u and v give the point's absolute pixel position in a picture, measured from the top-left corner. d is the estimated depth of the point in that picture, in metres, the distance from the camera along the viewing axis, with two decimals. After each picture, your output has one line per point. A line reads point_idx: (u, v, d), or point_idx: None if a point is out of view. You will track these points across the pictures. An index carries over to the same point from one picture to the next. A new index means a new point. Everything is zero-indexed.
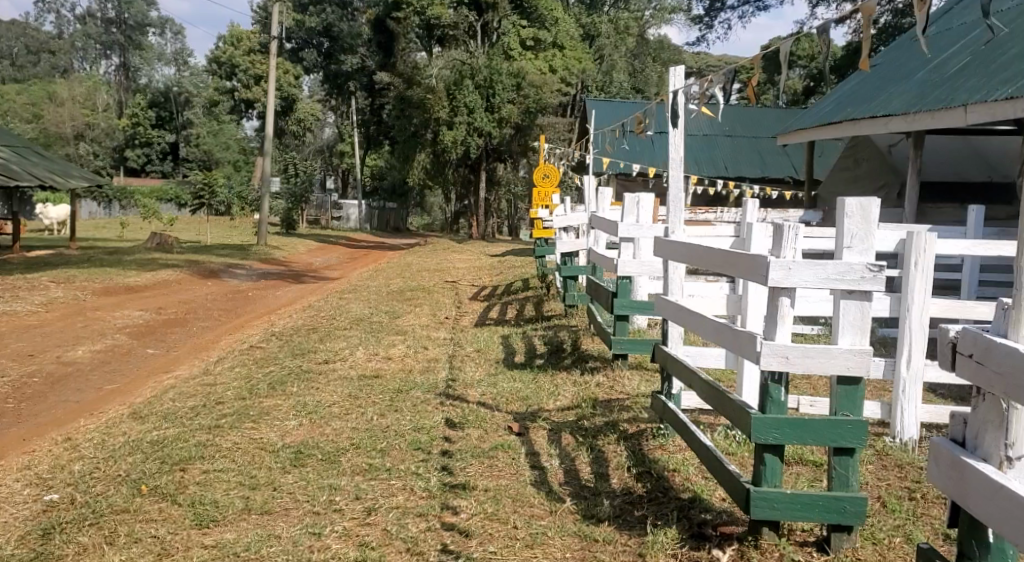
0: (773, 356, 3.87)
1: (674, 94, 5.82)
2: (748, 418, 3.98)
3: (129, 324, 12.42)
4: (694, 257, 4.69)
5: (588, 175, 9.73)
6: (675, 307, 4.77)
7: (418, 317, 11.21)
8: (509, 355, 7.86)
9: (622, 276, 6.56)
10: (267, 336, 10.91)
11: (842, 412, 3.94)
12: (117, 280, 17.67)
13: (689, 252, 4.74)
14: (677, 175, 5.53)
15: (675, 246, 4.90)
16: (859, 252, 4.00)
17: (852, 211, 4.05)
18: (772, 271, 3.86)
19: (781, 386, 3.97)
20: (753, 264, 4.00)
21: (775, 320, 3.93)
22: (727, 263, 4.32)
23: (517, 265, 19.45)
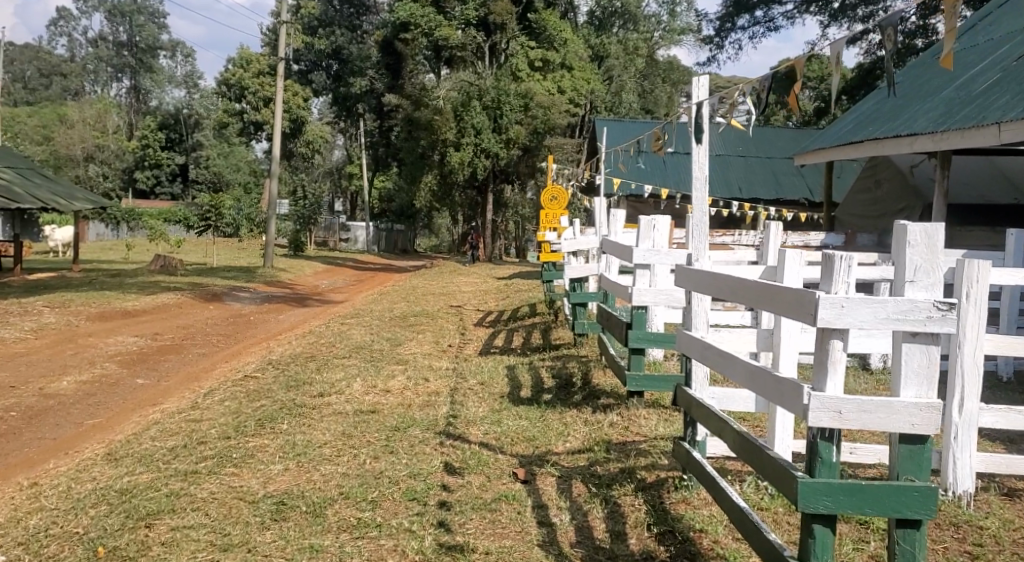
0: (823, 411, 3.42)
1: (697, 104, 5.38)
2: (793, 482, 3.50)
3: (122, 352, 11.97)
4: (722, 289, 4.23)
5: (599, 196, 9.22)
6: (702, 346, 4.29)
7: (421, 345, 10.71)
8: (516, 389, 7.34)
9: (637, 306, 6.07)
10: (263, 364, 10.43)
11: (906, 476, 3.47)
12: (116, 303, 17.28)
13: (717, 284, 4.28)
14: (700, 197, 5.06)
15: (700, 278, 4.43)
16: (924, 287, 3.55)
17: (916, 239, 3.59)
18: (822, 309, 3.41)
19: (833, 444, 3.49)
20: (797, 299, 3.55)
21: (826, 368, 3.47)
22: (762, 298, 3.86)
23: (524, 289, 18.97)
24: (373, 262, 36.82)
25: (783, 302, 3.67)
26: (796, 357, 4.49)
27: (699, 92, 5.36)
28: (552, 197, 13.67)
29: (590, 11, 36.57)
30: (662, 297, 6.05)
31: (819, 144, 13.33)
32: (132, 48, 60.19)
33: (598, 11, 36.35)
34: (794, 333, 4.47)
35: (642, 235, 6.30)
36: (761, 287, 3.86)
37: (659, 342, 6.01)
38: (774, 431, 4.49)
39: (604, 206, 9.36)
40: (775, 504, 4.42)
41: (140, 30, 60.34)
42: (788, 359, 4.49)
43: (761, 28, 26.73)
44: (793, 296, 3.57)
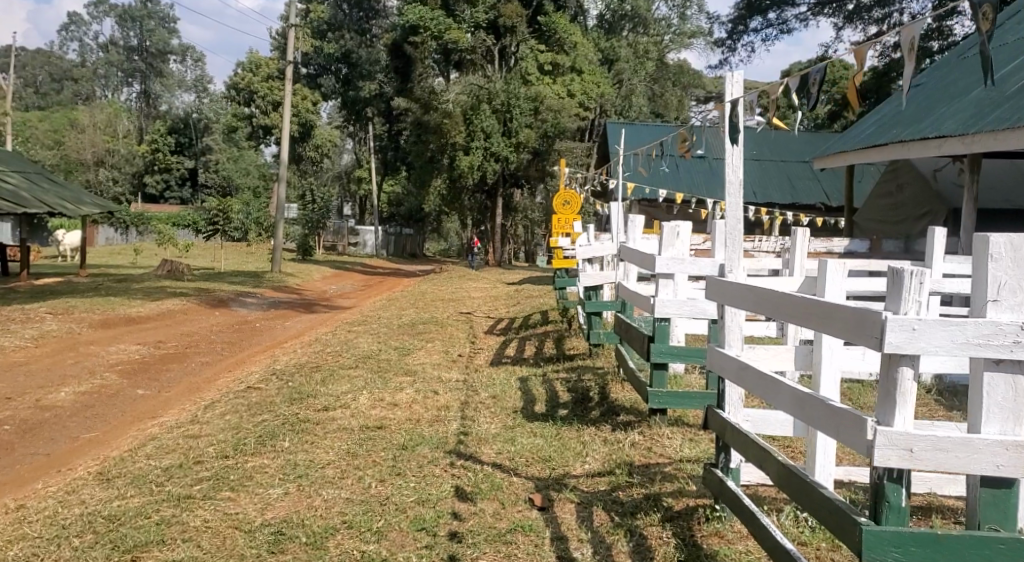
0: (895, 447, 3.20)
1: (730, 101, 4.99)
2: (856, 528, 3.27)
3: (123, 361, 11.64)
4: (766, 304, 3.99)
5: (616, 201, 8.85)
6: (746, 370, 4.01)
7: (429, 354, 10.34)
8: (530, 404, 6.96)
9: (659, 318, 5.71)
10: (266, 375, 10.08)
11: (989, 525, 3.29)
12: (120, 310, 16.96)
13: (760, 299, 4.04)
14: (734, 201, 4.69)
15: (740, 290, 4.18)
16: (1009, 309, 3.20)
17: (1000, 250, 3.16)
18: (892, 332, 3.21)
19: (902, 487, 3.27)
20: (859, 320, 3.36)
21: (896, 400, 3.25)
22: (816, 316, 3.66)
23: (534, 295, 18.60)
24: (382, 267, 36.53)
25: (844, 321, 3.46)
26: (839, 377, 4.16)
27: (733, 88, 4.96)
28: (564, 202, 13.36)
29: (599, 15, 36.40)
30: (689, 308, 5.68)
31: (839, 147, 12.98)
32: (141, 53, 59.78)
33: (607, 15, 36.23)
34: (839, 351, 4.12)
35: (664, 243, 5.91)
36: (815, 304, 3.65)
37: (685, 356, 5.65)
38: (815, 457, 4.18)
39: (622, 212, 8.98)
40: (817, 538, 4.10)
41: (150, 36, 60.04)
42: (831, 379, 4.15)
43: (773, 31, 26.34)
44: (856, 316, 3.38)
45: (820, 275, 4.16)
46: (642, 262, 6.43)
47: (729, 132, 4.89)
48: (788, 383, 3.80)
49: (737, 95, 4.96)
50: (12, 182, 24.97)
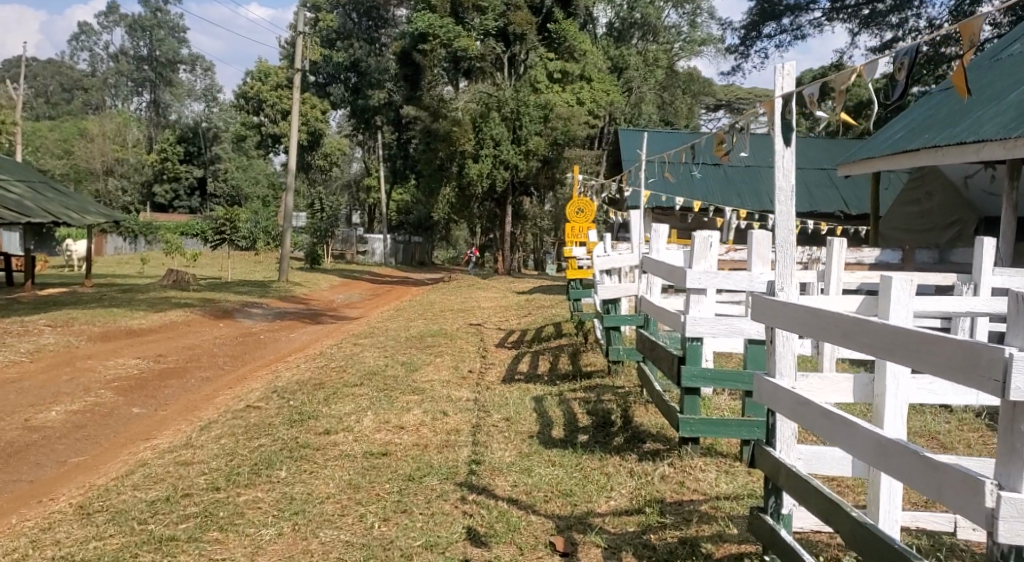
0: None
1: (779, 98, 4.53)
2: None
3: (121, 376, 11.18)
4: (833, 332, 3.63)
5: (637, 209, 8.33)
6: (816, 409, 3.62)
7: (439, 370, 9.87)
8: (546, 428, 6.47)
9: (691, 337, 5.24)
10: (267, 393, 9.60)
11: None
12: (122, 322, 16.52)
13: (824, 327, 3.67)
14: (786, 211, 4.26)
15: (797, 313, 3.81)
16: None
17: None
18: (1019, 374, 2.95)
19: None
20: (968, 355, 3.08)
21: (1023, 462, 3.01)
22: (905, 350, 3.34)
23: (546, 305, 18.10)
24: (390, 276, 36.11)
25: (947, 358, 3.15)
26: (906, 410, 3.71)
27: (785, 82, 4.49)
28: (578, 209, 12.85)
29: (609, 23, 36.18)
30: (723, 328, 5.22)
31: (867, 153, 12.52)
32: (151, 62, 59.51)
33: (617, 23, 35.99)
34: (905, 382, 3.67)
35: (695, 256, 5.41)
36: (905, 334, 3.32)
37: (720, 380, 5.15)
38: (877, 502, 3.76)
39: (642, 220, 8.46)
40: None
41: (159, 45, 59.62)
42: (897, 412, 3.69)
43: (786, 37, 25.89)
44: (962, 352, 3.09)
45: (885, 296, 3.68)
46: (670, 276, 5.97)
47: (781, 133, 4.43)
48: (868, 428, 3.45)
49: (788, 91, 4.48)
50: (17, 191, 24.65)
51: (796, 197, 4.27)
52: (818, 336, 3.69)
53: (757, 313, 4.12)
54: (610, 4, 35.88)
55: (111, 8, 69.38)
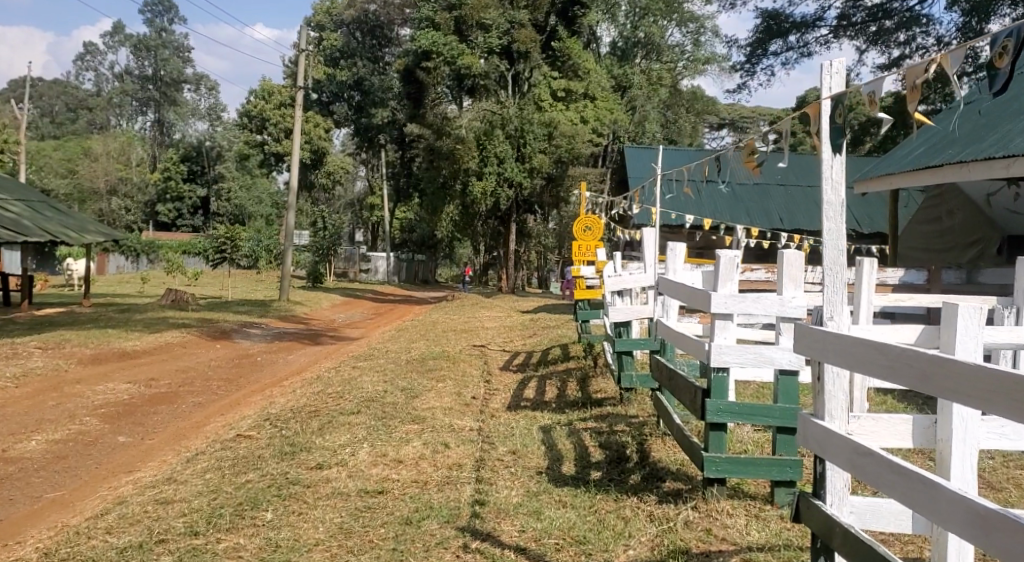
0: None
1: (827, 99, 4.22)
2: None
3: (109, 402, 10.70)
4: (906, 371, 3.19)
5: (649, 227, 7.89)
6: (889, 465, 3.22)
7: (441, 397, 9.36)
8: (556, 463, 6.02)
9: (716, 368, 4.81)
10: (260, 422, 9.10)
11: None
12: (115, 344, 16.06)
13: (895, 366, 3.23)
14: (837, 228, 3.96)
15: (862, 348, 3.36)
16: None
17: None
18: None
19: None
20: None
21: None
22: (996, 398, 2.86)
23: (551, 326, 17.61)
24: (393, 294, 35.70)
25: None
26: (975, 458, 3.38)
27: (833, 83, 4.16)
28: (585, 227, 12.42)
29: (612, 42, 36.08)
30: (748, 357, 4.79)
31: (887, 169, 12.09)
32: (156, 82, 59.31)
33: (620, 42, 35.85)
34: (974, 427, 3.37)
35: (720, 275, 4.91)
36: (998, 380, 2.85)
37: (748, 412, 4.75)
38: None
39: (655, 239, 8.01)
40: None
41: (165, 64, 59.35)
42: (966, 462, 3.39)
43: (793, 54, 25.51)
44: None
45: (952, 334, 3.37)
46: (689, 300, 5.52)
47: (830, 137, 4.10)
48: (953, 492, 3.01)
49: (837, 91, 4.16)
50: (16, 210, 24.31)
51: (846, 212, 4.01)
52: (888, 378, 3.24)
53: (800, 345, 3.76)
54: (614, 22, 35.70)
55: (116, 28, 69.33)
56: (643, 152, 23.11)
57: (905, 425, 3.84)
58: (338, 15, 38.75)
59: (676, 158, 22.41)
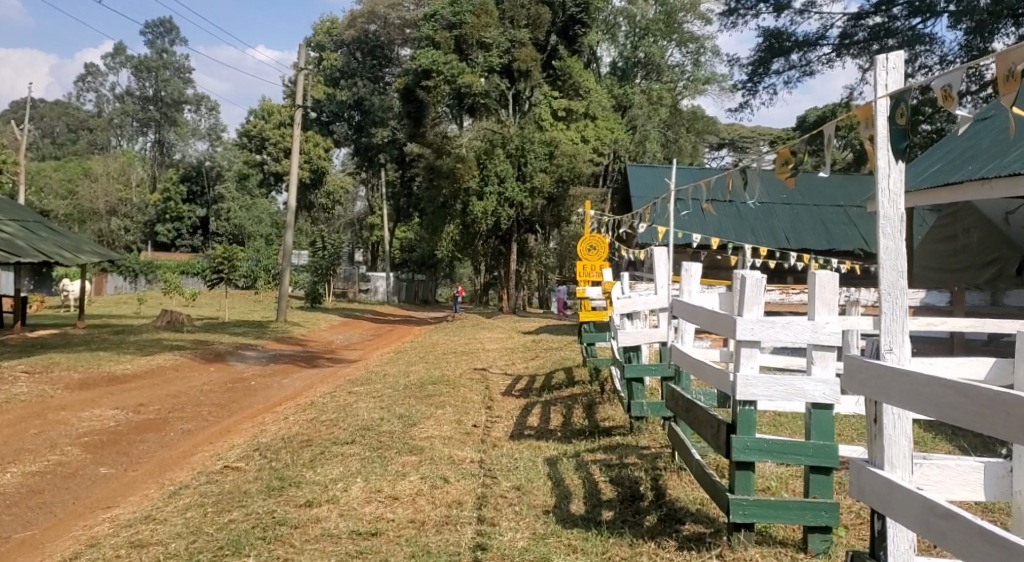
0: None
1: (885, 97, 4.05)
2: None
3: (93, 430, 10.23)
4: (996, 420, 2.99)
5: (660, 247, 7.46)
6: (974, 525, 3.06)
7: (440, 425, 8.91)
8: (564, 501, 5.58)
9: (742, 402, 4.38)
10: (250, 453, 8.64)
11: None
12: (106, 367, 15.61)
13: (989, 414, 3.02)
14: (894, 245, 3.82)
15: (946, 391, 3.14)
16: None
17: None
18: None
19: None
20: None
21: None
22: None
23: (554, 348, 17.16)
24: (392, 314, 35.23)
25: None
26: None
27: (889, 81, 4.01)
28: (589, 246, 12.05)
29: (612, 63, 35.92)
30: (773, 387, 4.34)
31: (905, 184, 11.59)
32: (158, 103, 59.06)
33: (620, 62, 35.77)
34: None
35: (744, 300, 4.41)
36: None
37: (776, 450, 4.33)
38: None
39: (666, 258, 7.57)
40: None
41: (166, 85, 58.89)
42: None
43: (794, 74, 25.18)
44: None
45: None
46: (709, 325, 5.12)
47: (890, 139, 3.98)
48: None
49: (895, 88, 4.02)
50: (10, 230, 23.92)
51: (903, 228, 3.85)
52: (980, 427, 3.02)
53: (858, 384, 3.56)
54: (614, 42, 35.65)
55: (118, 50, 69.30)
56: (647, 170, 22.77)
57: (978, 472, 3.73)
58: (338, 35, 38.58)
59: (679, 177, 22.08)
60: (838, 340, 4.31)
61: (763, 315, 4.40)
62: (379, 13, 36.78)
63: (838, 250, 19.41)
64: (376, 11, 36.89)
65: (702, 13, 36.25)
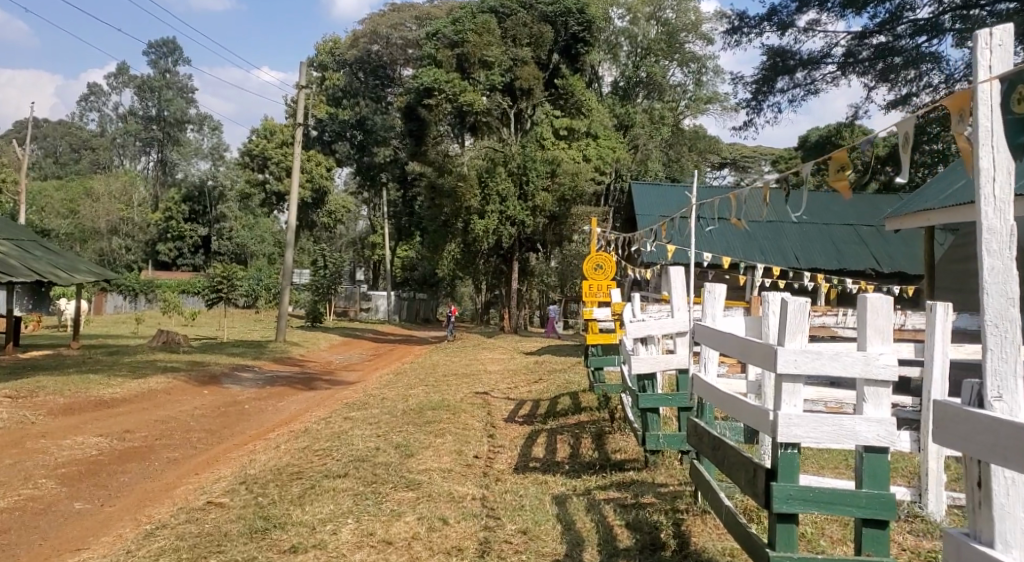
0: None
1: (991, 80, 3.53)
2: None
3: (73, 460, 9.64)
4: None
5: (676, 266, 6.96)
6: None
7: (439, 456, 8.34)
8: (576, 550, 5.09)
9: (785, 445, 3.86)
10: (234, 487, 8.07)
11: None
12: (94, 390, 15.03)
13: None
14: (998, 263, 3.35)
15: None
16: None
17: None
18: None
19: None
20: None
21: None
22: None
23: (558, 369, 16.58)
24: (393, 334, 34.72)
25: None
26: None
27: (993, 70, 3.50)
28: (596, 265, 11.51)
29: (614, 82, 35.50)
30: (819, 428, 3.81)
31: (965, 197, 10.92)
32: (160, 122, 58.68)
33: (621, 81, 35.25)
34: None
35: (788, 326, 3.88)
36: None
37: (824, 501, 3.80)
38: None
39: (683, 279, 7.08)
40: None
41: (168, 105, 58.45)
42: None
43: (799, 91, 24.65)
44: None
45: None
46: (740, 350, 4.66)
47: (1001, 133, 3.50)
48: None
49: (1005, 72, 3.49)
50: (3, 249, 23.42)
51: (1013, 244, 3.35)
52: None
53: (958, 440, 3.18)
54: (615, 62, 35.34)
55: (121, 69, 69.11)
56: (651, 188, 22.29)
57: None
58: (341, 55, 38.20)
59: (685, 198, 21.65)
60: (894, 376, 3.82)
61: (809, 344, 3.88)
62: (381, 32, 36.77)
63: (849, 270, 18.87)
64: (377, 31, 37.03)
65: (704, 32, 35.74)
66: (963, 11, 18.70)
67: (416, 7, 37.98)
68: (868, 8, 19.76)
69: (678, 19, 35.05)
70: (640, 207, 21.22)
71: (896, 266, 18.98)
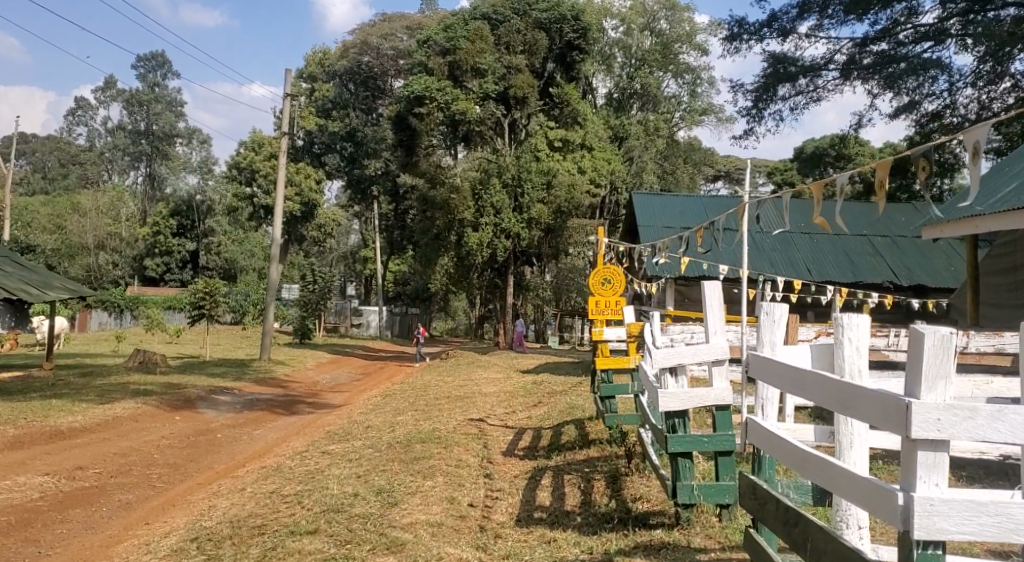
0: None
1: None
2: None
3: (4, 507, 8.34)
4: None
5: (710, 282, 5.77)
6: None
7: (428, 505, 7.11)
8: None
9: (926, 542, 3.37)
10: (184, 544, 6.80)
11: None
12: (50, 419, 13.67)
13: None
14: None
15: None
16: None
17: None
18: None
19: None
20: None
21: None
22: None
23: (560, 391, 15.42)
24: (385, 349, 33.46)
25: None
26: None
27: None
28: (603, 279, 10.34)
29: (608, 93, 34.54)
30: (970, 518, 3.34)
31: (1020, 201, 9.71)
32: (148, 136, 57.37)
33: (616, 93, 34.34)
34: None
35: (927, 377, 3.35)
36: None
37: None
38: None
39: (716, 299, 5.86)
40: None
41: (156, 119, 57.22)
42: None
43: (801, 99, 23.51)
44: None
45: None
46: (844, 403, 3.77)
47: None
48: None
49: None
50: None
51: None
52: None
53: None
54: (609, 73, 34.30)
55: (109, 83, 67.81)
56: (654, 198, 21.10)
57: None
58: (330, 66, 37.14)
59: (692, 214, 20.48)
60: None
61: (956, 398, 3.34)
62: (372, 43, 36.07)
63: (866, 284, 17.68)
64: (368, 42, 36.20)
65: (698, 43, 34.81)
66: (973, 15, 17.42)
67: (407, 17, 37.44)
68: (871, 12, 18.65)
69: (672, 30, 33.99)
70: (642, 218, 20.03)
71: (915, 280, 17.80)
